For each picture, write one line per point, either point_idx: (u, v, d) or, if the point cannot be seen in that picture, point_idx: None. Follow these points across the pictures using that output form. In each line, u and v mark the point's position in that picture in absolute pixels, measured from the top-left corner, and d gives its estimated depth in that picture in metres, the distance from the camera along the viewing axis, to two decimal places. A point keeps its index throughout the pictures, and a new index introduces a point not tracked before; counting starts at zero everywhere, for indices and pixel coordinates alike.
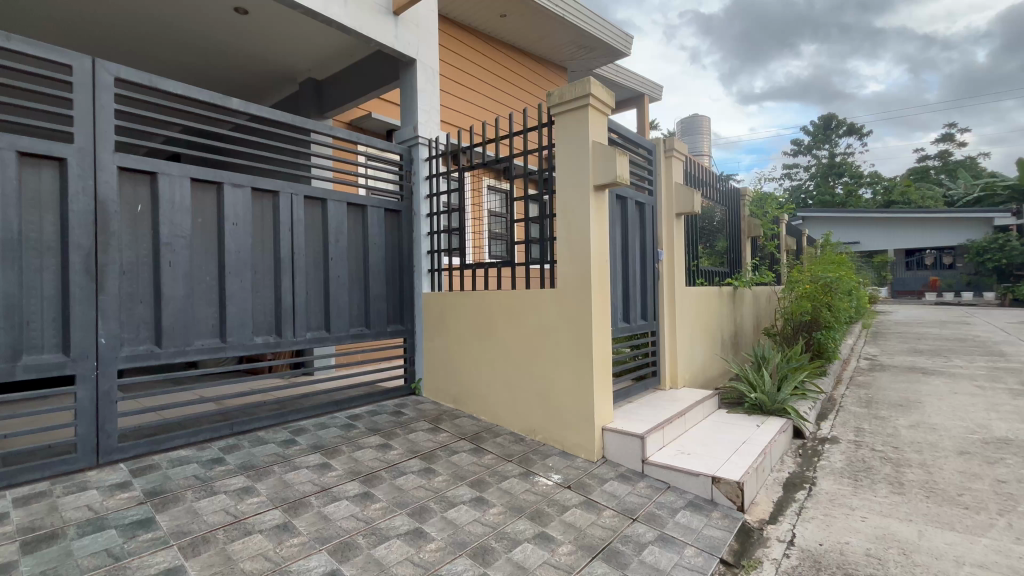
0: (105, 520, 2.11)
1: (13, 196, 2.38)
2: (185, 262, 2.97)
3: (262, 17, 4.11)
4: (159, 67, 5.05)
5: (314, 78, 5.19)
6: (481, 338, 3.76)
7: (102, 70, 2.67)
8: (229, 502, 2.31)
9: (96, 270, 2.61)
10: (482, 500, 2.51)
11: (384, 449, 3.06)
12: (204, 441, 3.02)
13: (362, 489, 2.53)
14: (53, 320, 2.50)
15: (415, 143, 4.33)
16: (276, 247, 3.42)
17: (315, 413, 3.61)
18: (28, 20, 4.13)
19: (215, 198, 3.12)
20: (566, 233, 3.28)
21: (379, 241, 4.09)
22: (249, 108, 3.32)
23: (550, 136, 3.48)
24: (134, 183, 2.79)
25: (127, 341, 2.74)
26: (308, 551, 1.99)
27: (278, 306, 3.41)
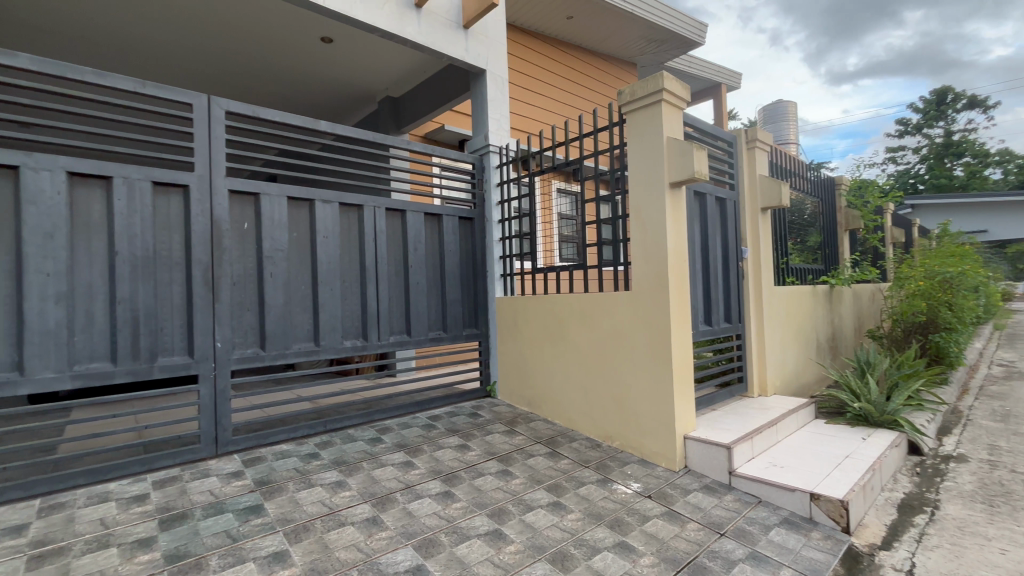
0: (224, 504, 2.38)
1: (149, 220, 2.76)
2: (283, 273, 3.26)
3: (346, 44, 4.43)
4: (258, 98, 5.61)
5: (391, 96, 5.50)
6: (554, 341, 3.75)
7: (215, 105, 3.01)
8: (326, 494, 2.50)
9: (212, 282, 2.95)
10: (559, 505, 2.50)
11: (462, 450, 3.15)
12: (302, 436, 3.29)
13: (443, 488, 2.62)
14: (180, 327, 2.86)
15: (487, 151, 4.44)
16: (361, 256, 3.65)
17: (399, 412, 3.81)
18: (156, 66, 4.78)
19: (308, 214, 3.40)
20: (641, 233, 3.19)
21: (454, 248, 4.23)
22: (335, 129, 3.59)
23: (621, 134, 3.39)
24: (242, 204, 3.12)
25: (238, 344, 3.06)
26: (395, 545, 2.09)
27: (364, 312, 3.64)
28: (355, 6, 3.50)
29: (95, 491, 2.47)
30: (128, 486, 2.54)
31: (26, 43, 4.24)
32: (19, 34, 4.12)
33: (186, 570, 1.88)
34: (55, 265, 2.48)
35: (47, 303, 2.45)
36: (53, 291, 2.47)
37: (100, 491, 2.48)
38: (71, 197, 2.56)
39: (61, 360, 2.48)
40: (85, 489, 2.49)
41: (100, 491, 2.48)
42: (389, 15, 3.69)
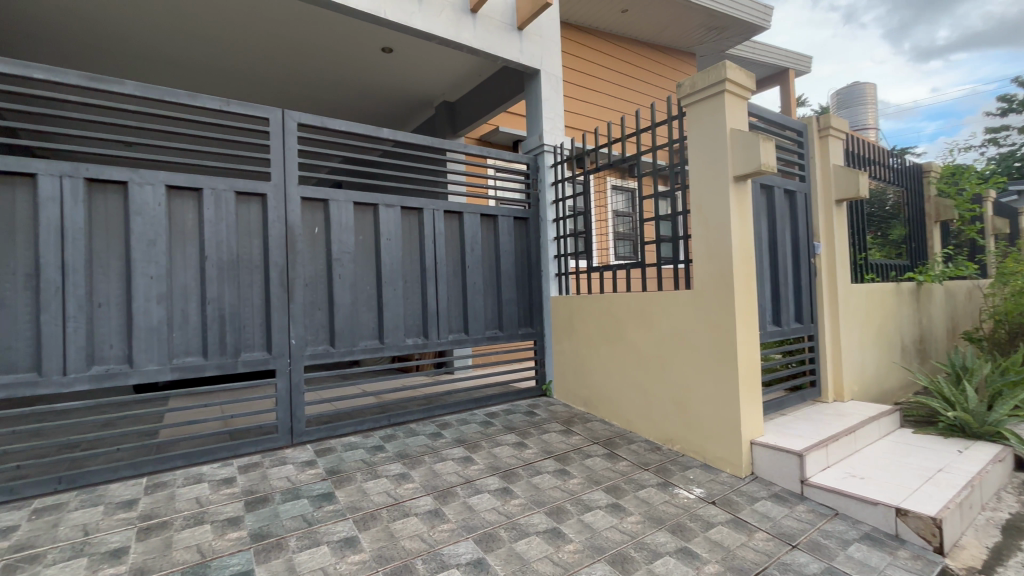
0: (300, 490, 2.55)
1: (233, 226, 3.01)
2: (350, 275, 3.44)
3: (405, 52, 4.60)
4: (325, 109, 5.95)
5: (448, 101, 5.64)
6: (611, 341, 3.70)
7: (289, 118, 3.23)
8: (391, 485, 2.62)
9: (287, 283, 3.17)
10: (618, 507, 2.47)
11: (520, 447, 3.19)
12: (368, 429, 3.46)
13: (502, 484, 2.67)
14: (259, 325, 3.10)
15: (541, 151, 4.45)
16: (421, 258, 3.78)
17: (458, 409, 3.91)
18: (237, 85, 5.20)
19: (372, 218, 3.57)
20: (702, 230, 3.07)
21: (510, 248, 4.27)
22: (396, 136, 3.74)
23: (681, 128, 3.28)
24: (313, 210, 3.33)
25: (310, 341, 3.27)
26: (457, 538, 2.16)
27: (424, 312, 3.77)
28: (414, 15, 3.63)
29: (189, 473, 2.74)
30: (217, 470, 2.79)
31: (130, 70, 4.76)
32: (125, 63, 4.63)
33: (268, 549, 2.04)
34: (156, 268, 2.77)
35: (150, 303, 2.75)
36: (156, 292, 2.77)
37: (194, 473, 2.74)
38: (169, 207, 2.85)
39: (162, 353, 2.77)
40: (182, 471, 2.77)
41: (194, 473, 2.74)
42: (445, 22, 3.80)
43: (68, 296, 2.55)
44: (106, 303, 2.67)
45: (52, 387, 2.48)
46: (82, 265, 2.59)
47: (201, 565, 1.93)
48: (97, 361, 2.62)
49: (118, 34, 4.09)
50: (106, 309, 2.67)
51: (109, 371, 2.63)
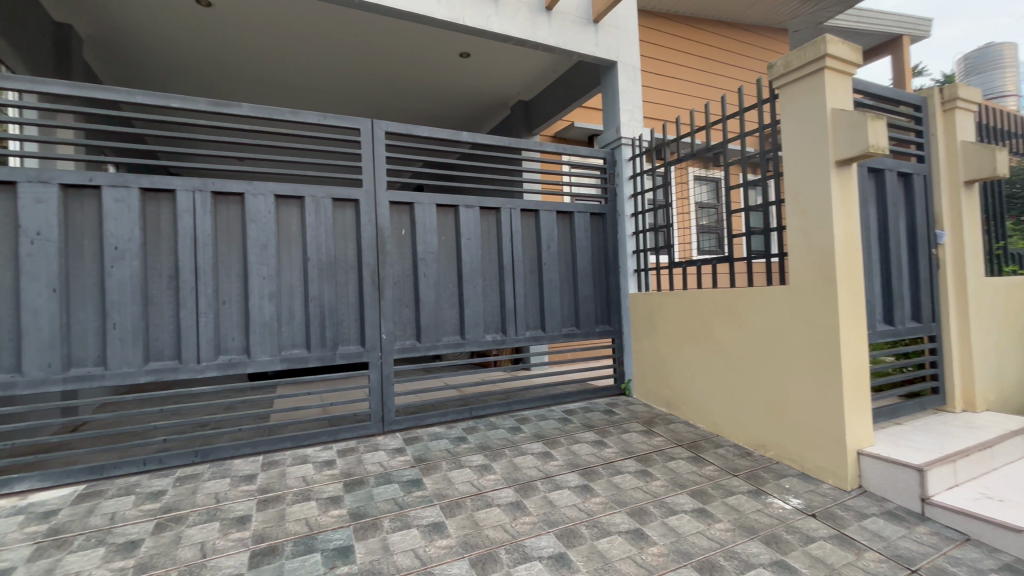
0: (391, 475, 2.73)
1: (330, 230, 3.29)
2: (433, 274, 3.61)
3: (481, 56, 4.71)
4: (407, 116, 6.28)
5: (523, 100, 5.70)
6: (696, 340, 3.53)
7: (377, 127, 3.45)
8: (474, 475, 2.72)
9: (378, 282, 3.40)
10: (705, 512, 2.37)
11: (599, 445, 3.16)
12: (451, 421, 3.62)
13: (582, 481, 2.67)
14: (354, 321, 3.35)
15: (619, 144, 4.35)
16: (499, 256, 3.87)
17: (536, 404, 3.96)
18: (330, 100, 5.64)
19: (453, 218, 3.72)
20: (799, 221, 2.84)
21: (587, 244, 4.24)
22: (474, 138, 3.85)
23: (773, 111, 3.04)
24: (400, 213, 3.54)
25: (399, 336, 3.48)
26: (538, 531, 2.19)
27: (502, 308, 3.86)
28: (491, 19, 3.71)
29: (297, 454, 3.04)
30: (319, 452, 3.07)
31: (243, 93, 5.35)
32: (239, 88, 5.22)
33: (365, 527, 2.21)
34: (269, 270, 3.10)
35: (264, 301, 3.08)
36: (268, 291, 3.10)
37: (301, 454, 3.04)
38: (278, 214, 3.17)
39: (273, 345, 3.10)
40: (291, 451, 3.08)
41: (300, 454, 3.04)
42: (521, 21, 3.84)
43: (199, 294, 2.94)
44: (229, 301, 3.04)
45: (189, 372, 2.88)
46: (211, 267, 2.97)
47: (309, 536, 2.14)
48: (222, 351, 2.99)
49: (231, 61, 4.61)
50: (229, 306, 3.03)
51: (232, 360, 2.99)
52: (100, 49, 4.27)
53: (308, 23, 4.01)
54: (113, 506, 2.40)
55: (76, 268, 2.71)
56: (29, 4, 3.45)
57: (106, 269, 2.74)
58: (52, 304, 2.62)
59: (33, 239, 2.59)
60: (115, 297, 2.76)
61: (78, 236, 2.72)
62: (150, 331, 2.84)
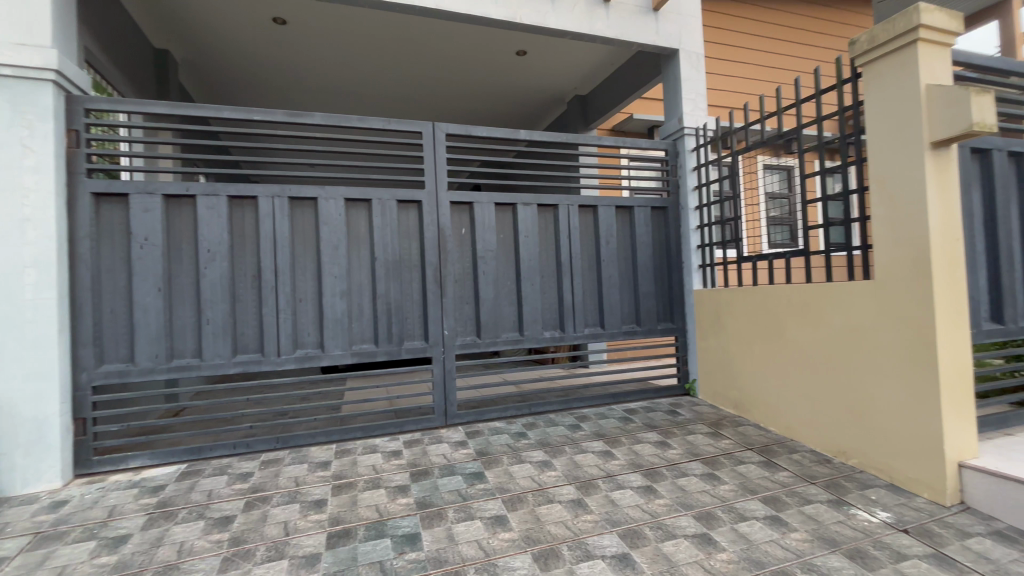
0: (454, 467, 2.82)
1: (395, 231, 3.43)
2: (492, 271, 3.67)
3: (538, 53, 4.71)
4: (465, 117, 6.40)
5: (579, 94, 5.63)
6: (767, 339, 3.34)
7: (438, 130, 3.55)
8: (535, 471, 2.75)
9: (440, 280, 3.51)
10: (779, 520, 2.24)
11: (662, 446, 3.08)
12: (511, 416, 3.66)
13: (645, 482, 2.61)
14: (417, 317, 3.48)
15: (681, 135, 4.19)
16: (557, 253, 3.86)
17: (596, 402, 3.92)
18: (393, 105, 5.86)
19: (511, 216, 3.75)
20: (888, 209, 2.60)
21: (647, 239, 4.13)
22: (531, 136, 3.86)
23: (855, 91, 2.80)
24: (460, 212, 3.62)
25: (460, 332, 3.57)
26: (600, 530, 2.17)
27: (561, 305, 3.85)
28: (548, 15, 3.70)
29: (366, 443, 3.21)
30: (387, 442, 3.22)
31: (314, 104, 5.68)
32: (310, 99, 5.55)
33: (431, 516, 2.30)
34: (340, 269, 3.29)
35: (336, 298, 3.28)
36: (340, 289, 3.29)
37: (370, 444, 3.20)
38: (348, 216, 3.35)
39: (345, 340, 3.29)
40: (361, 441, 3.26)
41: (370, 443, 3.20)
42: (579, 16, 3.80)
43: (279, 293, 3.17)
44: (305, 299, 3.25)
45: (271, 364, 3.12)
46: (289, 268, 3.19)
47: (380, 522, 2.25)
48: (300, 346, 3.22)
49: (303, 74, 4.92)
50: (305, 303, 3.25)
51: (308, 354, 3.21)
52: (192, 70, 4.71)
53: (373, 33, 4.19)
54: (209, 484, 2.66)
55: (176, 270, 3.02)
56: (136, 34, 3.87)
57: (201, 270, 3.03)
58: (158, 302, 2.95)
59: (141, 244, 2.92)
60: (208, 295, 3.04)
61: (177, 241, 3.02)
62: (237, 327, 3.10)
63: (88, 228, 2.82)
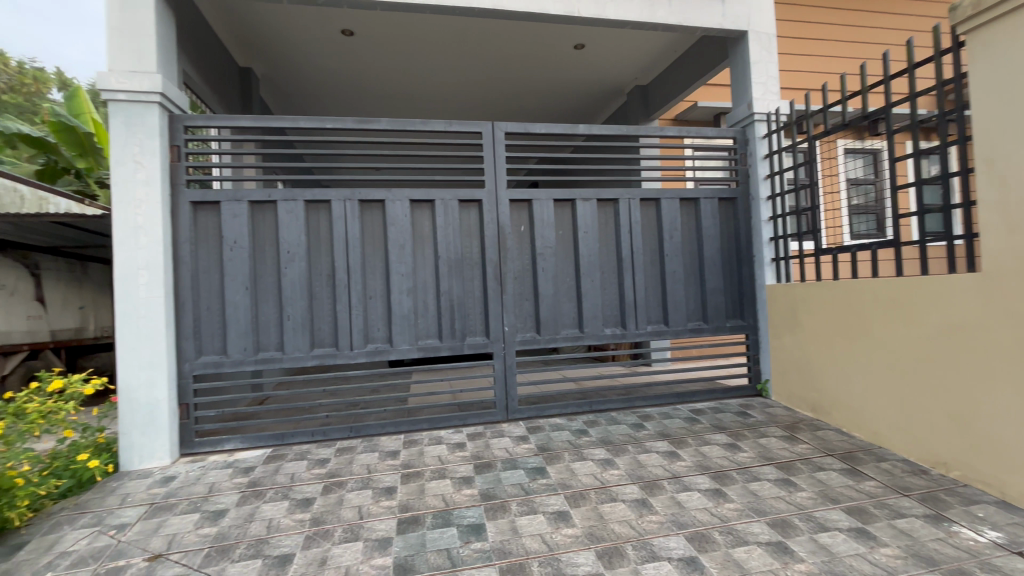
0: (516, 461, 2.86)
1: (457, 229, 3.52)
2: (552, 268, 3.66)
3: (596, 45, 4.63)
4: (522, 115, 6.42)
5: (640, 84, 5.48)
6: (850, 337, 3.09)
7: (498, 129, 3.59)
8: (597, 469, 2.73)
9: (500, 277, 3.56)
10: (866, 533, 2.07)
11: (732, 449, 2.95)
12: (572, 413, 3.65)
13: (714, 485, 2.52)
14: (478, 314, 3.56)
15: (751, 122, 3.96)
16: (618, 248, 3.80)
17: (660, 402, 3.82)
18: (453, 107, 6.00)
19: (571, 212, 3.73)
20: (997, 192, 2.31)
21: (714, 232, 3.95)
22: (591, 130, 3.80)
23: (957, 63, 2.50)
24: (519, 210, 3.65)
25: (520, 328, 3.61)
26: (666, 531, 2.12)
27: (623, 302, 3.78)
28: (607, 6, 3.62)
29: (432, 435, 3.33)
30: (452, 434, 3.32)
31: (380, 110, 5.95)
32: (376, 105, 5.81)
33: (495, 508, 2.35)
34: (405, 267, 3.43)
35: (402, 295, 3.42)
36: (406, 286, 3.43)
37: (436, 435, 3.32)
38: (413, 217, 3.49)
39: (411, 335, 3.43)
40: (427, 432, 3.39)
41: (435, 435, 3.32)
42: (639, 4, 3.69)
43: (351, 291, 3.36)
44: (374, 296, 3.42)
45: (344, 358, 3.32)
46: (359, 266, 3.38)
47: (446, 511, 2.34)
48: (370, 340, 3.40)
49: (369, 82, 5.16)
50: (374, 300, 3.42)
51: (377, 348, 3.38)
52: (272, 85, 5.09)
53: (433, 37, 4.31)
54: (292, 468, 2.88)
55: (261, 270, 3.29)
56: (224, 55, 4.24)
57: (282, 270, 3.28)
58: (245, 299, 3.22)
59: (231, 246, 3.21)
60: (289, 293, 3.28)
61: (261, 243, 3.29)
62: (314, 322, 3.32)
63: (187, 233, 3.14)
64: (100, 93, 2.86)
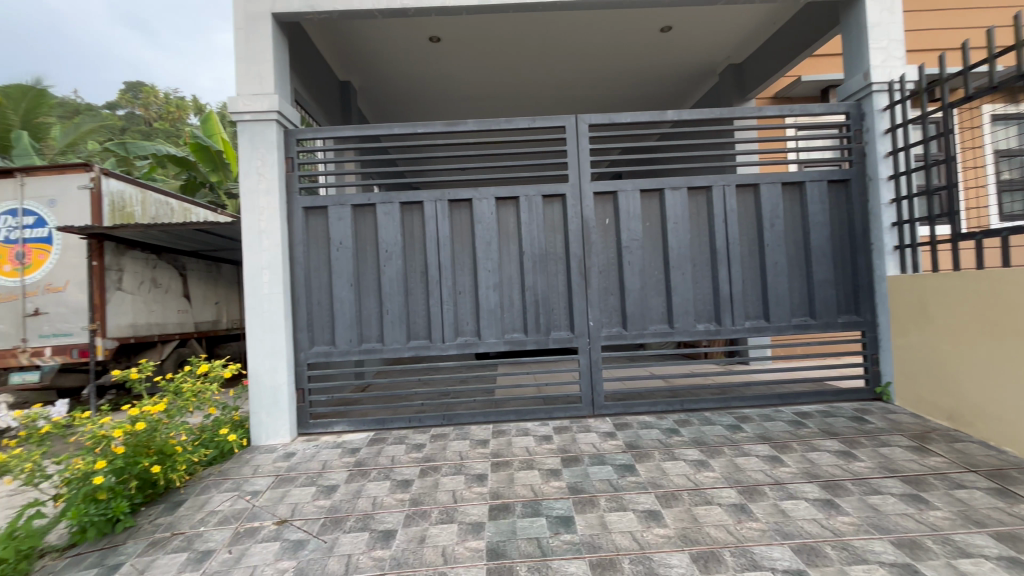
0: (604, 457, 2.83)
1: (542, 225, 3.55)
2: (639, 261, 3.56)
3: (684, 26, 4.40)
4: (606, 106, 6.28)
5: (734, 63, 5.11)
6: (997, 335, 2.65)
7: (581, 122, 3.56)
8: (690, 470, 2.62)
9: (584, 271, 3.54)
10: (1022, 564, 1.78)
11: (847, 457, 2.67)
12: (661, 411, 3.54)
13: (825, 495, 2.31)
14: (563, 309, 3.57)
15: (869, 93, 3.53)
16: (711, 239, 3.59)
17: (759, 403, 3.57)
18: (535, 104, 6.03)
19: (659, 202, 3.60)
20: None
21: (823, 218, 3.59)
22: (680, 116, 3.62)
23: None
24: (604, 203, 3.59)
25: (606, 323, 3.56)
26: (769, 540, 1.99)
27: (717, 296, 3.58)
28: None
29: (519, 426, 3.41)
30: (538, 427, 3.38)
31: (465, 112, 6.15)
32: (462, 107, 6.02)
33: (584, 502, 2.36)
34: (492, 263, 3.54)
35: (489, 290, 3.53)
36: (492, 282, 3.54)
37: (523, 427, 3.40)
38: (498, 214, 3.58)
39: (498, 329, 3.53)
40: (514, 424, 3.48)
41: (522, 426, 3.40)
42: None
43: (442, 286, 3.54)
44: (462, 291, 3.57)
45: (437, 350, 3.50)
46: (449, 263, 3.54)
47: (535, 501, 2.39)
48: (460, 333, 3.55)
49: (456, 85, 5.36)
50: (462, 295, 3.56)
51: (467, 341, 3.53)
52: (368, 96, 5.48)
53: (515, 36, 4.38)
54: (392, 451, 3.11)
55: (362, 268, 3.57)
56: (327, 73, 4.65)
57: (380, 267, 3.53)
58: (349, 294, 3.52)
59: (337, 247, 3.52)
60: (387, 289, 3.53)
61: (362, 243, 3.57)
62: (410, 316, 3.55)
63: (301, 236, 3.50)
64: (231, 116, 3.29)
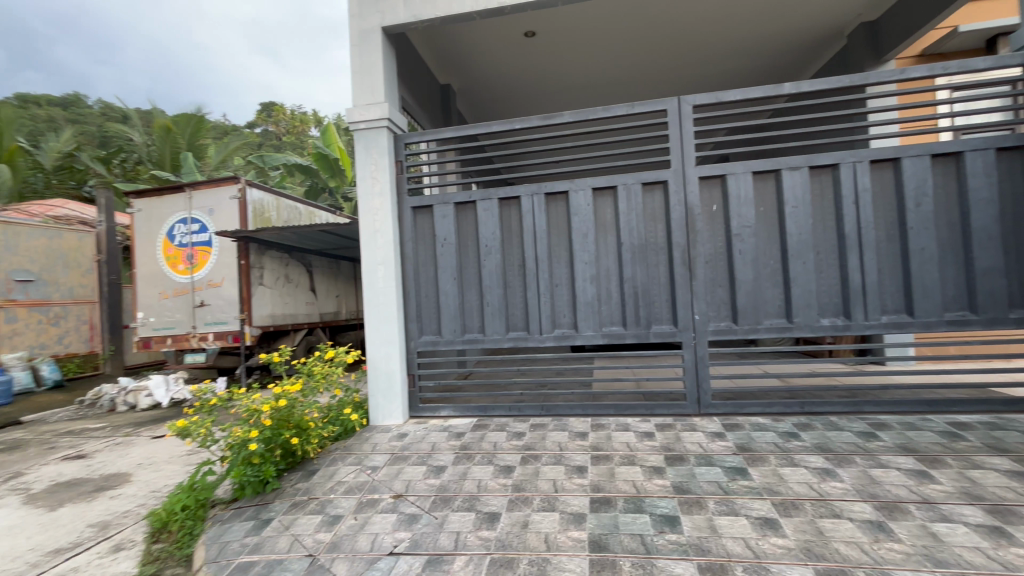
0: (712, 458, 2.68)
1: (642, 214, 3.43)
2: (751, 249, 3.30)
3: None
4: (711, 84, 5.85)
5: (868, 21, 4.46)
6: None
7: (684, 103, 3.36)
8: (814, 478, 2.38)
9: (689, 262, 3.36)
10: None
11: (1022, 479, 2.24)
12: (778, 413, 3.25)
13: (991, 521, 1.96)
14: (665, 301, 3.42)
15: None
16: (838, 223, 3.20)
17: (900, 409, 3.12)
18: (632, 88, 5.80)
19: (774, 184, 3.28)
20: None
21: (988, 194, 3.02)
22: (800, 88, 3.27)
23: None
24: (710, 187, 3.37)
25: (713, 317, 3.35)
26: (915, 566, 1.75)
27: (846, 287, 3.18)
28: None
29: (619, 421, 3.36)
30: (639, 423, 3.29)
31: (560, 103, 6.12)
32: (557, 99, 5.99)
33: (690, 503, 2.26)
34: (589, 254, 3.50)
35: (586, 282, 3.51)
36: (590, 274, 3.51)
37: (623, 422, 3.34)
38: (595, 205, 3.52)
39: (595, 322, 3.50)
40: (614, 418, 3.43)
41: (622, 421, 3.34)
42: None
43: (539, 278, 3.58)
44: (560, 283, 3.58)
45: (535, 341, 3.56)
46: (546, 255, 3.57)
47: (637, 498, 2.34)
48: (557, 326, 3.57)
49: (552, 78, 5.35)
50: (560, 287, 3.57)
51: (564, 333, 3.53)
52: (467, 96, 5.69)
53: (612, 20, 4.24)
54: (494, 437, 3.24)
55: (465, 261, 3.74)
56: (430, 77, 4.90)
57: (481, 261, 3.67)
58: (453, 287, 3.72)
59: (442, 243, 3.73)
60: (487, 282, 3.66)
61: (464, 238, 3.74)
62: (509, 308, 3.65)
63: (410, 233, 3.76)
64: (348, 126, 3.63)
